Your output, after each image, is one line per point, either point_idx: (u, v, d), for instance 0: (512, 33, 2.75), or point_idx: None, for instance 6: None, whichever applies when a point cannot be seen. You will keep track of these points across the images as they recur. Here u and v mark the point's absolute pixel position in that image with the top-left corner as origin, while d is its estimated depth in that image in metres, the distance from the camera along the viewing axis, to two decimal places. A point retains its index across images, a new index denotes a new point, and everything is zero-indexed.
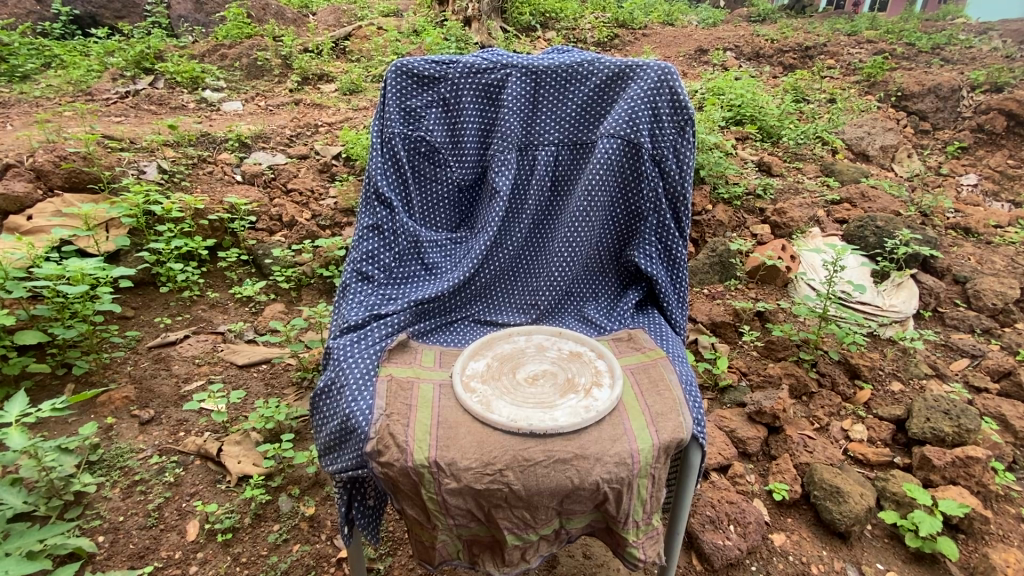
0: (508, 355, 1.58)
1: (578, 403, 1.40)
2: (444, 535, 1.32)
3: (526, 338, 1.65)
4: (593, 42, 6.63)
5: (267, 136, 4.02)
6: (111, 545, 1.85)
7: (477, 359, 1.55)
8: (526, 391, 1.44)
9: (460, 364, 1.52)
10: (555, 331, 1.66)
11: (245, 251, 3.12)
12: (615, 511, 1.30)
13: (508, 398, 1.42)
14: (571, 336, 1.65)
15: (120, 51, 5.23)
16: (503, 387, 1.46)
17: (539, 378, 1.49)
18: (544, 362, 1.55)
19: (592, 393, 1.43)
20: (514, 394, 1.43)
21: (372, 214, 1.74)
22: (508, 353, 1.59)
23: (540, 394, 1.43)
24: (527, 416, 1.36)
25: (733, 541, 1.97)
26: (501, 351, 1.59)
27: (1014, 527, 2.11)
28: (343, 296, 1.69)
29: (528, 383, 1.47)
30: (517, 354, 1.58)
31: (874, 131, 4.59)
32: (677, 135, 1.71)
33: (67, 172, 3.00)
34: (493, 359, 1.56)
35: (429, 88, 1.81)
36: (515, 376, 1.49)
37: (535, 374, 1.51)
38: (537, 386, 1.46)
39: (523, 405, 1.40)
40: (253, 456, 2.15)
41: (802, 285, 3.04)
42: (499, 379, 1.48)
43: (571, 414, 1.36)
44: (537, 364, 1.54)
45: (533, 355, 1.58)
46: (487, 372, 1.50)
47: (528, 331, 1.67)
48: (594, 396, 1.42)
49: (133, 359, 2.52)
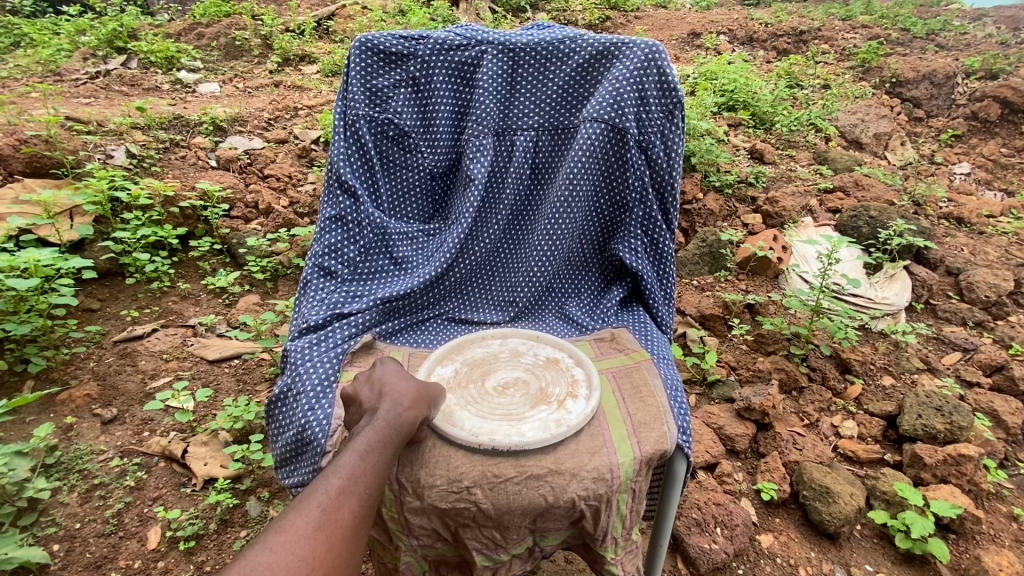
0: (480, 360, 1.47)
1: (549, 417, 1.28)
2: (407, 556, 1.24)
3: (501, 342, 1.54)
4: (584, 24, 6.48)
5: (244, 119, 3.88)
6: (67, 554, 1.75)
7: (446, 364, 1.44)
8: (495, 401, 1.33)
9: (423, 369, 1.41)
10: (532, 335, 1.55)
11: (218, 240, 3.03)
12: (592, 527, 1.22)
13: (473, 409, 1.30)
14: (549, 340, 1.54)
15: (91, 30, 5.02)
16: (469, 397, 1.34)
17: (510, 388, 1.38)
18: (517, 369, 1.44)
19: (565, 405, 1.31)
20: (480, 405, 1.32)
21: (336, 205, 1.65)
22: (480, 358, 1.48)
23: (508, 406, 1.32)
24: (492, 431, 1.23)
25: (720, 544, 1.90)
26: (471, 353, 1.49)
27: (1005, 527, 2.06)
28: (304, 294, 1.59)
29: (497, 393, 1.36)
30: (489, 360, 1.47)
31: (867, 118, 4.50)
32: (665, 120, 1.59)
33: (27, 156, 2.86)
34: (463, 364, 1.45)
35: (397, 66, 1.68)
36: (483, 385, 1.38)
37: (506, 383, 1.39)
38: (507, 397, 1.35)
39: (487, 418, 1.27)
40: (221, 457, 2.06)
41: (793, 278, 2.97)
42: (466, 387, 1.37)
43: (539, 429, 1.24)
44: (509, 371, 1.43)
45: (507, 361, 1.47)
46: (453, 379, 1.39)
47: (503, 334, 1.56)
48: (568, 408, 1.31)
49: (98, 355, 2.40)
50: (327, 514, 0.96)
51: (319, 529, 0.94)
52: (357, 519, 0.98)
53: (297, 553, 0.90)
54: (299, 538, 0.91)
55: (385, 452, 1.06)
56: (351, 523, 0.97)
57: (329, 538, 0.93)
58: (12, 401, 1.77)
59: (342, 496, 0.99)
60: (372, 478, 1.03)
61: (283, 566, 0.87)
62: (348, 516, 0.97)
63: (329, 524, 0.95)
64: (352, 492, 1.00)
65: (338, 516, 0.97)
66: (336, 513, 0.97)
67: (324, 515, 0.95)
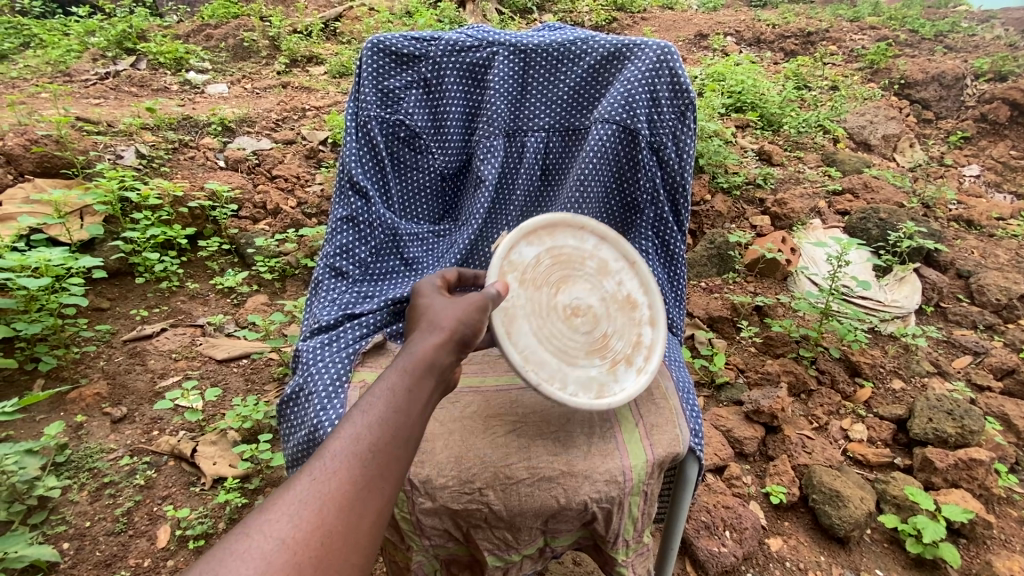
0: (565, 259, 1.36)
1: (597, 378, 1.28)
2: (419, 556, 1.24)
3: (594, 246, 1.40)
4: (591, 25, 6.49)
5: (252, 120, 3.90)
6: (77, 552, 1.75)
7: (532, 246, 1.33)
8: (557, 326, 1.30)
9: (511, 243, 1.28)
10: (630, 259, 1.41)
11: (227, 240, 3.04)
12: (604, 530, 1.22)
13: (534, 326, 1.26)
14: (641, 273, 1.41)
15: (101, 31, 5.05)
16: (537, 304, 1.29)
17: (578, 316, 1.33)
18: (594, 294, 1.37)
19: (617, 372, 1.31)
20: (542, 322, 1.28)
21: (347, 205, 1.64)
22: (566, 256, 1.36)
23: (568, 340, 1.30)
24: (540, 365, 1.23)
25: (729, 548, 1.89)
26: (562, 242, 1.37)
27: (1017, 532, 2.04)
28: (316, 294, 1.59)
29: (564, 316, 1.32)
30: (574, 263, 1.36)
31: (876, 119, 4.47)
32: (678, 121, 1.58)
33: (38, 156, 2.87)
34: (548, 255, 1.34)
35: (408, 67, 1.67)
36: (557, 298, 1.32)
37: (578, 307, 1.34)
38: (571, 326, 1.31)
39: (543, 345, 1.26)
40: (230, 457, 2.06)
41: (802, 281, 2.96)
42: (539, 290, 1.30)
43: (583, 387, 1.26)
44: (585, 292, 1.36)
45: (589, 275, 1.38)
46: (531, 271, 1.31)
47: (602, 237, 1.41)
48: (618, 376, 1.31)
49: (107, 354, 2.41)
50: (320, 482, 0.79)
51: (307, 502, 0.77)
52: (359, 484, 0.81)
53: (279, 531, 0.74)
54: (283, 513, 0.76)
55: (394, 402, 0.90)
56: (353, 488, 0.80)
57: (320, 511, 0.77)
58: (23, 399, 1.76)
59: (340, 458, 0.82)
60: (379, 433, 0.86)
61: (258, 549, 0.71)
62: (347, 482, 0.81)
63: (322, 494, 0.78)
64: (353, 452, 0.83)
65: (335, 482, 0.80)
66: (332, 479, 0.80)
67: (316, 484, 0.79)
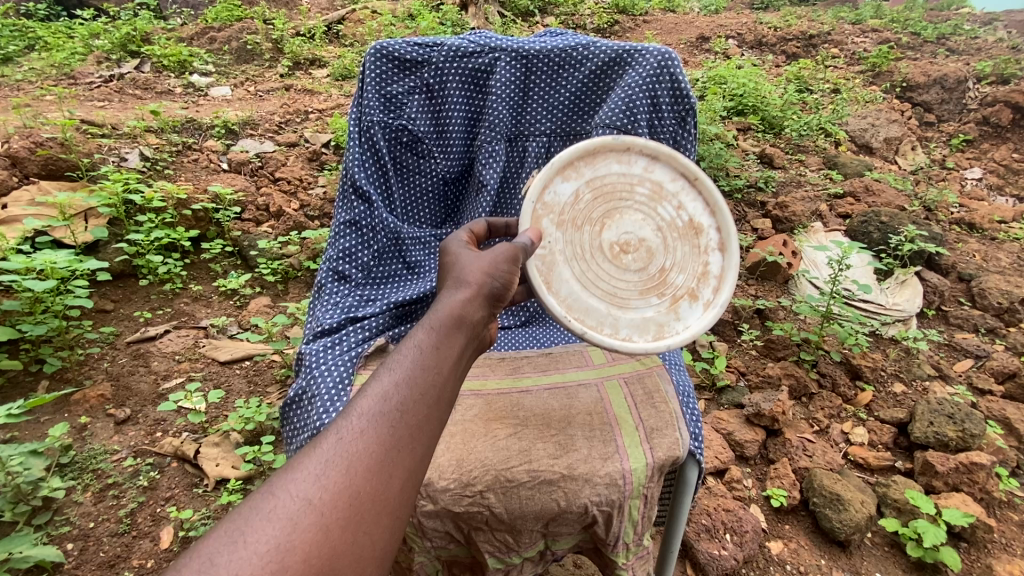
0: (609, 191, 1.33)
1: (654, 318, 1.32)
2: (421, 557, 1.24)
3: (644, 170, 1.35)
4: (593, 28, 6.51)
5: (256, 122, 3.91)
6: (81, 553, 1.76)
7: (570, 181, 1.30)
8: (605, 267, 1.32)
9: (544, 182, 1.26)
10: (691, 174, 1.35)
11: (230, 242, 3.06)
12: (604, 533, 1.23)
13: (577, 270, 1.30)
14: (704, 188, 1.35)
15: (105, 34, 5.08)
16: (580, 247, 1.31)
17: (629, 251, 1.34)
18: (648, 225, 1.34)
19: (678, 308, 1.33)
20: (586, 265, 1.31)
21: (350, 210, 1.64)
22: (609, 187, 1.33)
23: (621, 281, 1.33)
24: (589, 309, 1.28)
25: (730, 550, 1.90)
26: (604, 172, 1.33)
27: (1017, 536, 2.04)
28: (319, 298, 1.60)
29: (614, 256, 1.33)
30: (620, 193, 1.34)
31: (878, 122, 4.48)
32: (676, 126, 1.62)
33: (43, 158, 2.89)
34: (589, 189, 1.32)
35: (410, 72, 1.67)
36: (601, 237, 1.33)
37: (627, 243, 1.34)
38: (621, 265, 1.33)
39: (589, 289, 1.30)
40: (232, 458, 2.07)
41: (803, 284, 2.93)
42: (580, 231, 1.32)
43: (640, 329, 1.31)
44: (634, 224, 1.34)
45: (640, 202, 1.34)
46: (569, 211, 1.31)
47: (651, 159, 1.35)
48: (679, 312, 1.33)
49: (111, 356, 2.43)
50: (345, 442, 0.78)
51: (333, 463, 0.76)
52: (386, 444, 0.80)
53: (306, 492, 0.73)
54: (309, 473, 0.75)
55: (420, 363, 0.89)
56: (381, 448, 0.79)
57: (346, 471, 0.76)
58: (28, 400, 1.78)
59: (366, 417, 0.81)
60: (405, 393, 0.85)
61: (284, 509, 0.71)
62: (374, 441, 0.80)
63: (349, 454, 0.77)
64: (380, 412, 0.82)
65: (362, 441, 0.79)
66: (358, 439, 0.79)
67: (342, 444, 0.78)
